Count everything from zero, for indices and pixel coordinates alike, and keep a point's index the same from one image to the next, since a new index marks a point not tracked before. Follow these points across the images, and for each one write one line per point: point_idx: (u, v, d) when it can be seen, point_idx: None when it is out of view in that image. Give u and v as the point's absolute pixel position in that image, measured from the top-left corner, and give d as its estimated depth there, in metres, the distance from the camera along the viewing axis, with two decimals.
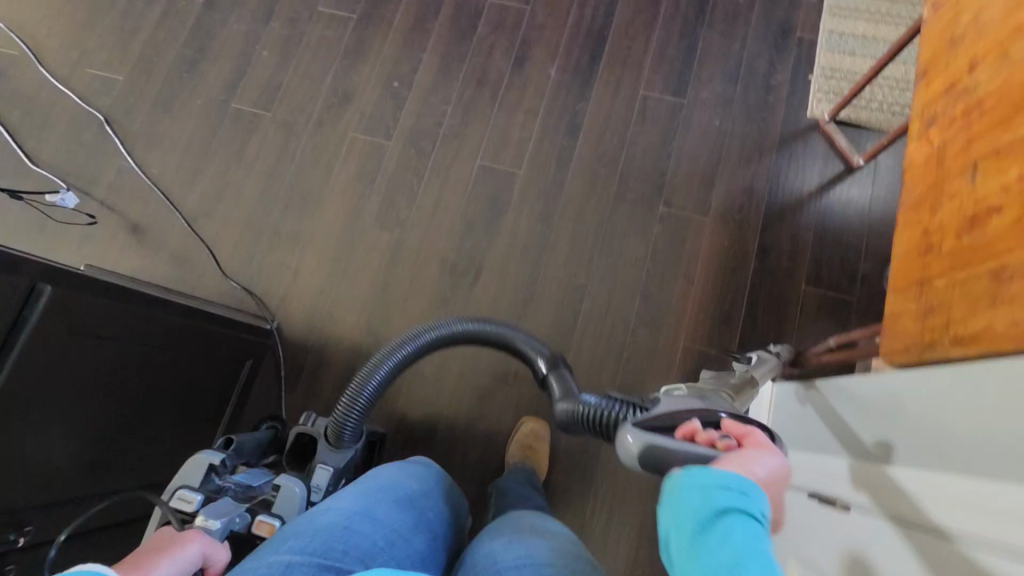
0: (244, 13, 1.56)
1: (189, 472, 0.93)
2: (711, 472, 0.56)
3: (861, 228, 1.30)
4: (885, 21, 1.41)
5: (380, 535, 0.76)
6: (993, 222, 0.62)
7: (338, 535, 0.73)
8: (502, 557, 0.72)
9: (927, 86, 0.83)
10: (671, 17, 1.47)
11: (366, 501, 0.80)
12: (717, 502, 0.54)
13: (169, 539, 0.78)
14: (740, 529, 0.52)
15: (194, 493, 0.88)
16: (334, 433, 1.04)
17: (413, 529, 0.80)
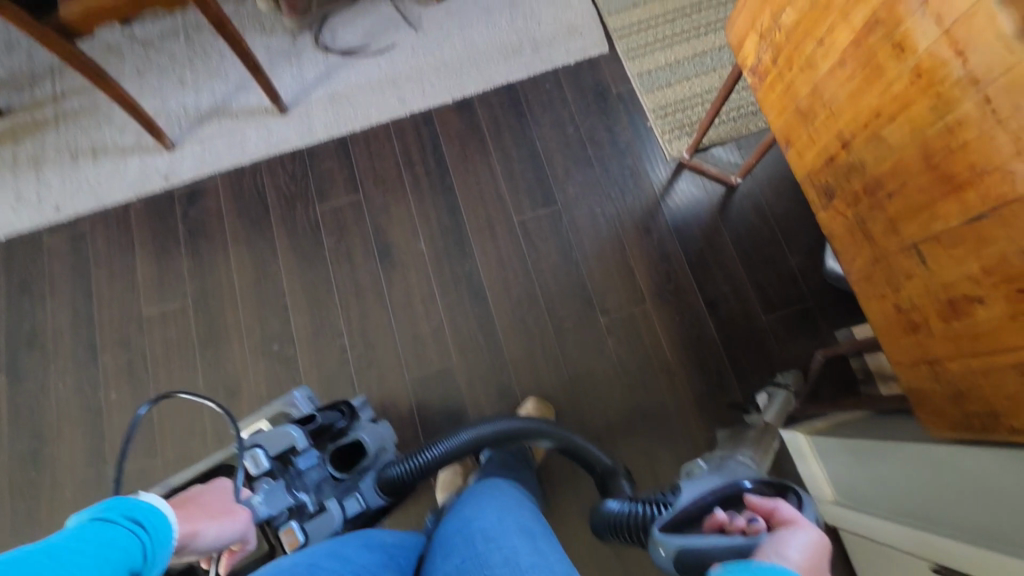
0: (64, 364, 1.32)
1: (271, 439, 0.95)
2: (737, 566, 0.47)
3: (775, 236, 1.31)
4: (676, 42, 1.45)
5: None
6: (980, 312, 0.59)
7: (302, 568, 0.68)
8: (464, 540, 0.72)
9: (801, 156, 0.82)
10: (497, 134, 1.42)
11: (330, 543, 0.76)
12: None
13: (223, 504, 0.81)
14: None
15: (263, 460, 0.92)
16: (384, 483, 1.01)
17: (383, 564, 0.77)
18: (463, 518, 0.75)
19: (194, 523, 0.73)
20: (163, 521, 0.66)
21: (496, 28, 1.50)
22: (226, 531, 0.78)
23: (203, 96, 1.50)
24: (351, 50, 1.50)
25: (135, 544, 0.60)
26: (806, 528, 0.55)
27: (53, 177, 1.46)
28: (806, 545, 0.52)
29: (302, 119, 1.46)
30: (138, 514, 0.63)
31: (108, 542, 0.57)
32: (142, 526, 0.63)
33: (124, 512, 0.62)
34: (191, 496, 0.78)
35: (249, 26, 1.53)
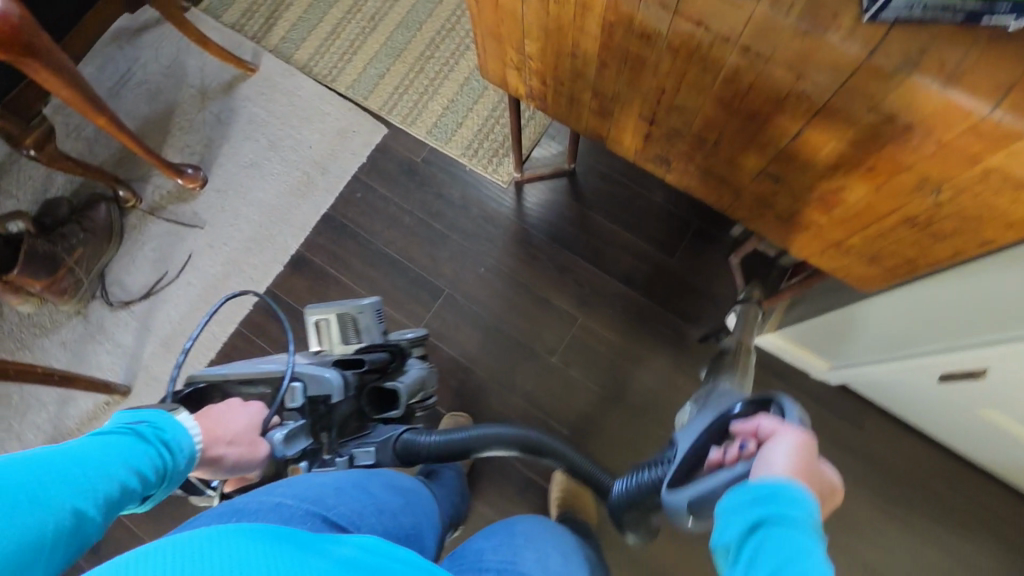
0: None
1: (314, 377, 0.84)
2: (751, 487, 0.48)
3: (632, 187, 1.35)
4: (439, 84, 1.43)
5: (369, 503, 0.68)
6: (849, 196, 0.63)
7: (328, 492, 0.65)
8: (487, 557, 0.76)
9: (621, 142, 0.84)
10: (347, 267, 1.34)
11: (354, 475, 0.73)
12: (769, 516, 0.46)
13: (251, 431, 0.74)
14: (779, 539, 0.44)
15: (297, 395, 0.81)
16: (403, 445, 0.95)
17: (403, 508, 0.74)
18: (513, 534, 0.80)
19: (217, 448, 0.68)
20: (191, 444, 0.64)
21: (276, 177, 1.41)
22: (246, 464, 0.72)
23: (28, 437, 1.25)
24: (153, 289, 1.34)
25: (154, 467, 0.59)
26: (793, 432, 0.54)
27: None
28: (795, 451, 0.51)
29: (151, 384, 1.28)
30: (169, 436, 0.62)
31: (122, 452, 0.57)
32: (172, 448, 0.62)
33: (157, 430, 0.62)
34: (222, 415, 0.73)
35: (28, 337, 1.31)
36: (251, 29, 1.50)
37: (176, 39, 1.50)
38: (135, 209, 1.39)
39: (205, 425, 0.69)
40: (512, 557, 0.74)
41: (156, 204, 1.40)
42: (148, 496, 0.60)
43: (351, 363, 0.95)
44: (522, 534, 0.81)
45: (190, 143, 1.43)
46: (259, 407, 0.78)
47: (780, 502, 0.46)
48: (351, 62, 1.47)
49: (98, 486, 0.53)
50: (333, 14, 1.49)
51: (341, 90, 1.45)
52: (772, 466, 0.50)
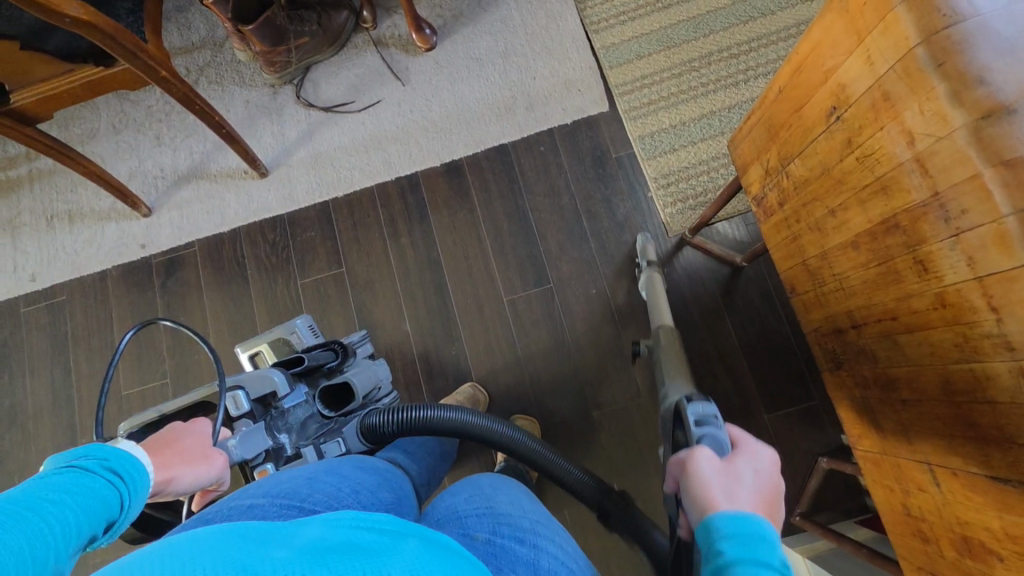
0: (44, 445, 1.28)
1: (253, 381, 0.86)
2: (717, 523, 0.47)
3: (783, 322, 1.21)
4: (682, 100, 1.33)
5: (345, 486, 0.68)
6: (998, 565, 0.52)
7: (299, 483, 0.65)
8: (461, 508, 0.66)
9: (807, 309, 0.74)
10: (487, 203, 1.34)
11: (328, 461, 0.73)
12: (725, 553, 0.45)
13: (202, 446, 0.67)
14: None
15: (241, 400, 0.82)
16: (366, 427, 0.92)
17: (379, 486, 0.73)
18: (481, 485, 0.73)
19: (169, 468, 0.60)
20: (140, 471, 0.55)
21: (488, 83, 1.39)
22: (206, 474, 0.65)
23: (181, 155, 1.41)
24: (334, 109, 1.41)
25: (115, 501, 0.50)
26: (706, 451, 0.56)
27: (26, 242, 1.39)
28: (722, 467, 0.54)
29: (285, 183, 1.38)
30: (115, 463, 0.52)
31: (46, 506, 0.44)
32: (115, 472, 0.52)
33: (102, 462, 0.52)
34: (171, 436, 0.64)
35: (227, 79, 1.43)
36: None
37: None
38: (366, 32, 1.44)
39: (150, 449, 0.60)
40: (489, 502, 0.67)
41: (384, 39, 1.43)
42: (112, 526, 0.50)
43: (293, 363, 0.95)
44: (489, 484, 0.73)
45: (444, 6, 1.44)
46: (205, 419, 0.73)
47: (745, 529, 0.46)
48: (622, 26, 1.38)
49: (57, 532, 0.43)
50: None
51: (596, 45, 1.38)
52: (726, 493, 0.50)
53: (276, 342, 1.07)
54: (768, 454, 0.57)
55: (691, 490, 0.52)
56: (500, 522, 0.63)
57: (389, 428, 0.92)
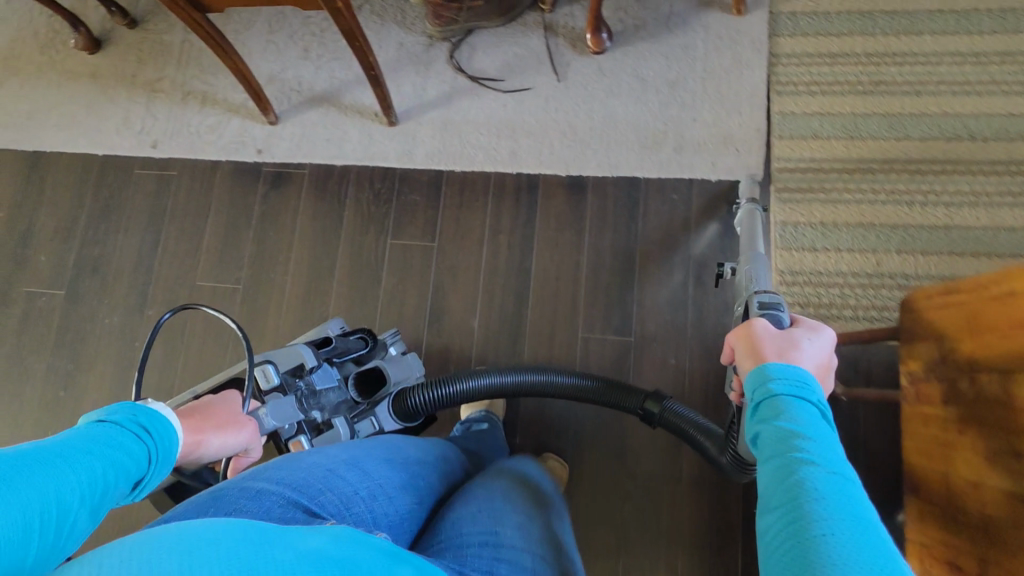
0: (115, 302, 1.35)
1: (282, 356, 0.98)
2: (770, 369, 0.57)
3: (860, 473, 1.11)
4: (843, 199, 1.21)
5: (362, 485, 0.71)
6: None
7: (314, 476, 0.68)
8: (466, 530, 0.70)
9: (921, 502, 0.76)
10: (598, 232, 1.27)
11: (351, 452, 0.75)
12: (773, 386, 0.55)
13: (230, 415, 0.84)
14: (800, 411, 0.53)
15: (270, 374, 0.95)
16: (399, 406, 1.04)
17: (401, 487, 0.75)
18: (491, 502, 0.76)
19: (198, 432, 0.77)
20: (164, 432, 0.68)
21: (645, 108, 1.30)
22: (231, 438, 0.82)
23: (322, 75, 1.40)
24: (480, 82, 1.35)
25: (138, 452, 0.63)
26: (765, 326, 0.66)
27: (160, 109, 1.43)
28: (777, 338, 0.64)
29: (409, 138, 1.35)
30: (144, 421, 0.66)
31: (94, 461, 0.57)
32: (146, 433, 0.65)
33: (133, 419, 0.66)
34: (202, 407, 0.82)
35: (390, 15, 1.39)
36: None
37: None
38: (541, 13, 1.37)
39: (184, 417, 0.78)
40: (497, 527, 0.71)
41: (555, 26, 1.35)
42: (139, 483, 0.63)
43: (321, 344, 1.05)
44: (500, 500, 0.77)
45: (629, 13, 1.34)
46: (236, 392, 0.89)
47: (795, 378, 0.55)
48: (808, 99, 1.27)
49: (78, 476, 0.55)
50: (849, 53, 1.28)
51: (772, 109, 1.27)
52: (783, 357, 0.61)
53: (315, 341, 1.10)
54: (826, 331, 0.67)
55: (748, 347, 0.64)
56: (501, 557, 0.68)
57: (430, 406, 1.04)
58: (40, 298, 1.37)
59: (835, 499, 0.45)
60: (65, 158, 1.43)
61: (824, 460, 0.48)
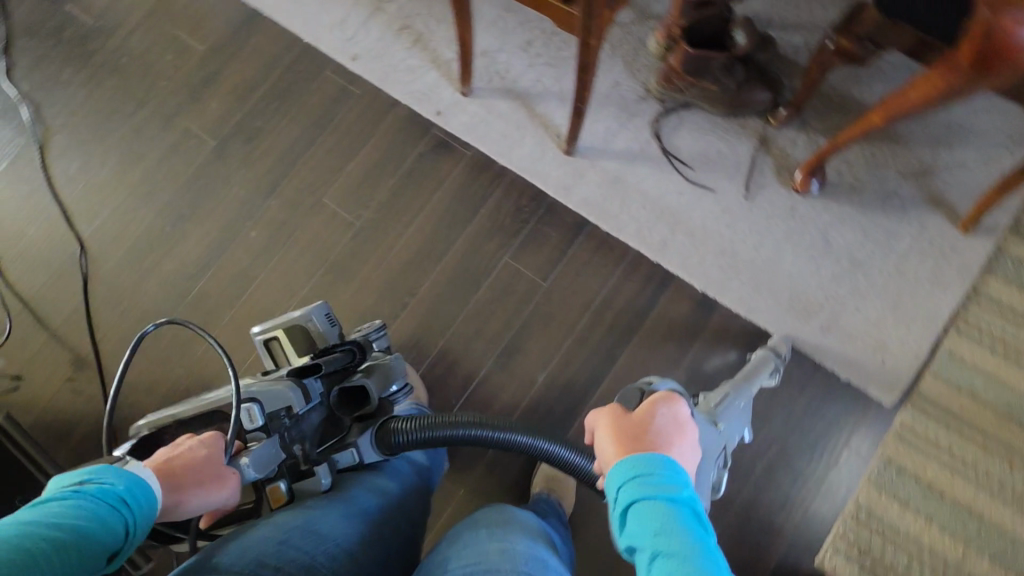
0: (249, 176, 1.41)
1: (264, 397, 0.99)
2: (612, 475, 0.66)
3: None
4: (962, 473, 1.10)
5: (323, 548, 0.81)
6: None
7: (271, 548, 0.76)
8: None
9: None
10: (700, 361, 1.20)
11: (303, 518, 0.85)
12: (620, 490, 0.64)
13: (212, 468, 0.89)
14: (646, 491, 0.62)
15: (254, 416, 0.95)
16: (381, 437, 1.07)
17: (367, 544, 0.88)
18: (478, 545, 0.87)
19: (180, 493, 0.85)
20: (144, 510, 0.78)
21: (814, 271, 1.21)
22: (216, 497, 0.89)
23: (529, 74, 1.38)
24: (670, 159, 1.28)
25: (117, 530, 0.73)
26: (604, 419, 0.76)
27: (374, 29, 1.46)
28: (612, 430, 0.74)
29: (575, 174, 1.31)
30: (126, 497, 0.76)
31: (68, 526, 0.68)
32: (124, 507, 0.75)
33: (119, 495, 0.76)
34: (182, 459, 0.88)
35: (622, 51, 1.35)
36: (1015, 230, 1.19)
37: (990, 143, 1.23)
38: (764, 123, 1.29)
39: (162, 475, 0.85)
40: (485, 562, 0.83)
41: (772, 144, 1.27)
42: (115, 554, 0.72)
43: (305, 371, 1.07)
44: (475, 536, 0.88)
45: (852, 171, 1.24)
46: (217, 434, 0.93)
47: (628, 473, 0.65)
48: (986, 353, 1.14)
49: (50, 549, 0.65)
50: None
51: (941, 345, 1.16)
52: (619, 454, 0.70)
53: (293, 325, 1.18)
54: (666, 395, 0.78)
55: (602, 440, 0.74)
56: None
57: (412, 445, 1.07)
58: (194, 138, 1.45)
59: (693, 559, 0.56)
60: (275, 30, 1.49)
61: (674, 527, 0.59)
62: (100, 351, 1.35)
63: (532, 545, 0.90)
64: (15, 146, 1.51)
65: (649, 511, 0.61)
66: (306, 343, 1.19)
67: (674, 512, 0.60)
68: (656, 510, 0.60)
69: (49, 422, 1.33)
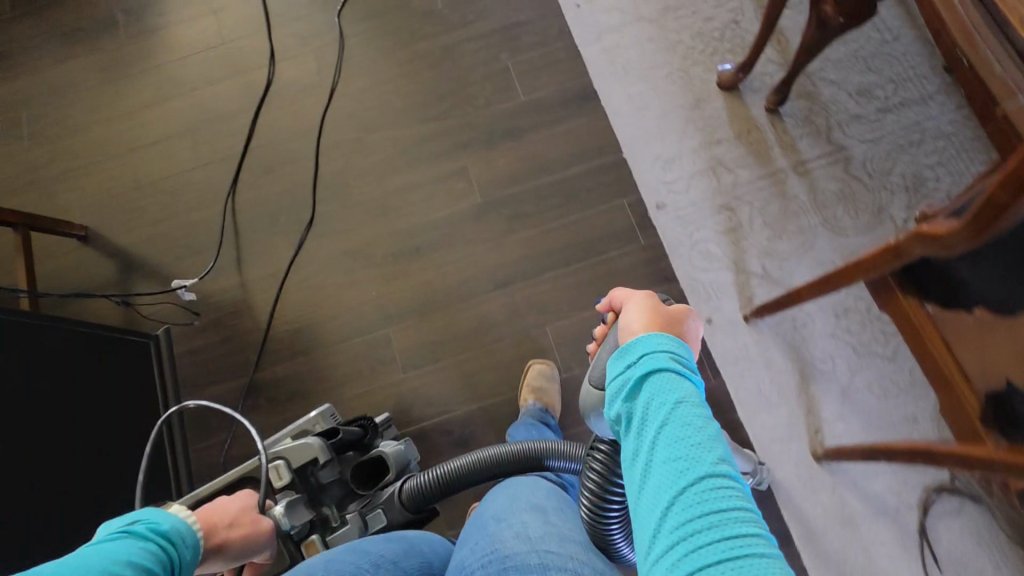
0: (492, 253, 1.31)
1: (295, 452, 0.92)
2: (630, 344, 0.55)
3: None
4: None
5: (364, 561, 0.76)
6: None
7: (316, 571, 0.72)
8: (470, 562, 0.74)
9: None
10: None
11: (344, 545, 0.80)
12: (629, 367, 0.54)
13: (246, 513, 0.80)
14: (662, 384, 0.51)
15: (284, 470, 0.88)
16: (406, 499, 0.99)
17: (404, 550, 0.82)
18: (486, 520, 0.79)
19: (218, 535, 0.74)
20: (180, 539, 0.67)
21: None
22: (253, 544, 0.78)
23: (827, 344, 1.18)
24: (923, 545, 1.06)
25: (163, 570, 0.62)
26: (632, 299, 0.65)
27: (696, 189, 1.30)
28: (633, 308, 0.63)
29: (811, 485, 1.12)
30: (162, 532, 0.65)
31: (136, 556, 0.60)
32: (173, 542, 0.66)
33: (150, 528, 0.64)
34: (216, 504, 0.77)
35: None
36: None
37: None
38: None
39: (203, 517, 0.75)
40: (496, 546, 0.73)
41: None
42: None
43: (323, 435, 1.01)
44: (493, 518, 0.79)
45: None
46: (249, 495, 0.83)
47: (634, 350, 0.55)
48: None
49: None
50: None
51: None
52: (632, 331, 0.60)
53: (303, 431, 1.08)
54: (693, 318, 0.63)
55: (626, 310, 0.64)
56: (506, 567, 0.70)
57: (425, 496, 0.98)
58: (465, 181, 1.37)
59: (709, 500, 0.44)
60: (601, 127, 1.37)
61: (689, 449, 0.47)
62: (271, 326, 1.33)
63: (556, 519, 0.77)
64: (311, 83, 1.49)
65: (676, 429, 0.49)
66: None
67: (700, 444, 0.48)
68: (684, 422, 0.49)
69: (195, 360, 1.33)
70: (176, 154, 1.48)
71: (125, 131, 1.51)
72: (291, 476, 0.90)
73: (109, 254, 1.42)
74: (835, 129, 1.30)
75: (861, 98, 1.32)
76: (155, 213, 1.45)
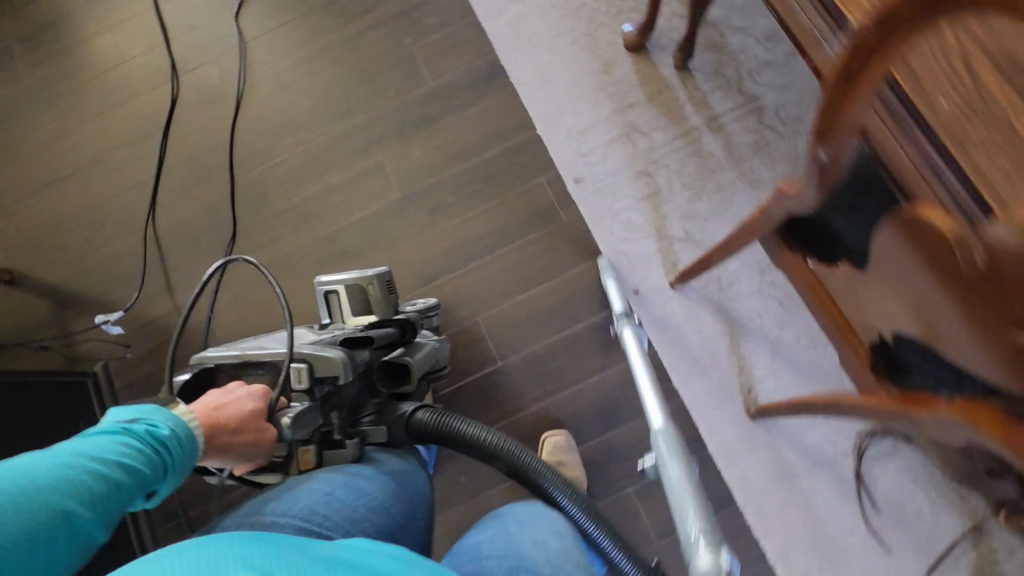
0: (417, 249, 1.30)
1: (316, 357, 0.89)
2: None
3: None
4: None
5: (360, 504, 0.78)
6: None
7: (315, 501, 0.75)
8: (483, 548, 0.77)
9: None
10: None
11: (344, 475, 0.83)
12: None
13: (256, 419, 0.82)
14: None
15: (300, 378, 0.87)
16: (415, 420, 1.01)
17: (399, 502, 0.84)
18: (501, 519, 0.84)
19: (223, 439, 0.77)
20: (179, 433, 0.67)
21: None
22: (259, 448, 0.83)
23: (751, 301, 1.19)
24: (859, 488, 1.08)
25: (147, 474, 0.62)
26: None
27: (612, 158, 1.28)
28: None
29: (749, 441, 1.14)
30: (154, 431, 0.65)
31: (126, 470, 0.60)
32: (166, 445, 0.65)
33: (144, 429, 0.64)
34: (224, 409, 0.80)
35: None
36: None
37: None
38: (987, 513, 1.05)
39: (214, 425, 0.77)
40: (513, 545, 0.77)
41: (983, 536, 1.04)
42: (152, 492, 0.65)
43: (357, 336, 1.00)
44: (513, 521, 0.84)
45: None
46: (265, 388, 0.88)
47: None
48: None
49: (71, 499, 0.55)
50: None
51: None
52: None
53: (355, 286, 1.09)
54: None
55: None
56: (518, 564, 0.73)
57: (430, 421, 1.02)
58: (383, 178, 1.34)
59: None
60: (513, 106, 1.34)
61: None
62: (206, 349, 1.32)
63: (579, 554, 0.83)
64: (215, 94, 1.44)
65: None
66: (365, 305, 1.10)
67: None
68: None
69: (136, 392, 1.33)
70: (88, 185, 1.44)
71: (32, 169, 1.46)
72: (310, 382, 0.89)
73: (36, 296, 1.40)
74: (747, 79, 1.28)
75: (770, 43, 1.28)
76: (76, 249, 1.42)
